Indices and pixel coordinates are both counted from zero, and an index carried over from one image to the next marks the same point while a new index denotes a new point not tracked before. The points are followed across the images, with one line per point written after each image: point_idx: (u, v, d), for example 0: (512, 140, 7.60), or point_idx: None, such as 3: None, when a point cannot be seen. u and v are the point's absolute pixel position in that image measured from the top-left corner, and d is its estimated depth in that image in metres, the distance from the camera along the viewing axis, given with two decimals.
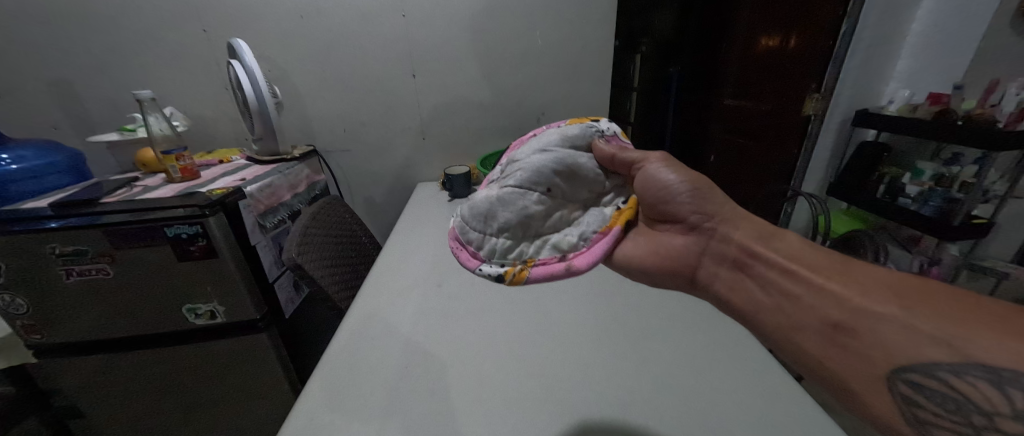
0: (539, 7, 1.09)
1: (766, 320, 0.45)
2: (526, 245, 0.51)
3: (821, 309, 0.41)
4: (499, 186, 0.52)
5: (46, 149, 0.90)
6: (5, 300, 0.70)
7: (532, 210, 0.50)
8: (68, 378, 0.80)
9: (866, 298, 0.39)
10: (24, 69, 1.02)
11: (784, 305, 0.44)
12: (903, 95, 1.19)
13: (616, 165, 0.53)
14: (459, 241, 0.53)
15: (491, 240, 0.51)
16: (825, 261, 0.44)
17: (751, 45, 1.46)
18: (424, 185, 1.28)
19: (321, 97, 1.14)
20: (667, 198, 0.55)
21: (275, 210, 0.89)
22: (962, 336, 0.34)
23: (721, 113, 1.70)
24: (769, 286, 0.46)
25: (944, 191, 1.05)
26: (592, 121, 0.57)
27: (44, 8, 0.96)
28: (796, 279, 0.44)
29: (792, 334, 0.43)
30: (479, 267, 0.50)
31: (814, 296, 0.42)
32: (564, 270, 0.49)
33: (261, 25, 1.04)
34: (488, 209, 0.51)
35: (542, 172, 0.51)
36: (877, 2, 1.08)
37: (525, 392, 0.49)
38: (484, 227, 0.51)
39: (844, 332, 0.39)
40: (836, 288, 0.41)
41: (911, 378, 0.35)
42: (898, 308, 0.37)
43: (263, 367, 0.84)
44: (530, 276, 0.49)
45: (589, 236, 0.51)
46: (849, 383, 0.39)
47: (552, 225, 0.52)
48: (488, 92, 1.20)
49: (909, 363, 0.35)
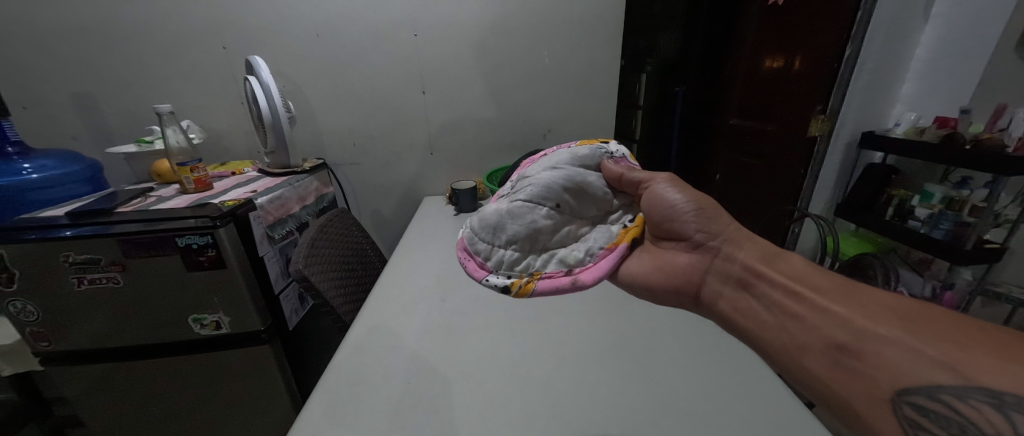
0: (547, 29, 1.12)
1: (770, 341, 0.45)
2: (533, 257, 0.51)
3: (826, 330, 0.40)
4: (509, 200, 0.53)
5: (67, 159, 0.93)
6: (17, 306, 0.71)
7: (541, 224, 0.51)
8: (71, 385, 0.80)
9: (868, 319, 0.39)
10: (49, 81, 1.06)
11: (790, 326, 0.44)
12: (910, 118, 1.19)
13: (625, 184, 0.55)
14: (466, 252, 0.52)
15: (499, 251, 0.51)
16: (828, 283, 0.44)
17: (756, 67, 1.48)
18: (430, 199, 1.29)
19: (333, 112, 1.17)
20: (673, 216, 0.55)
21: (283, 222, 0.90)
22: (963, 359, 0.34)
23: (726, 133, 1.71)
24: (773, 306, 0.46)
25: (954, 215, 1.03)
26: (603, 143, 0.58)
27: (73, 25, 1.01)
28: (801, 300, 0.44)
29: (796, 354, 0.42)
30: (486, 277, 0.50)
31: (818, 317, 0.42)
32: (570, 284, 0.49)
33: (278, 43, 1.07)
34: (497, 222, 0.51)
35: (552, 187, 0.51)
36: (882, 26, 1.09)
37: (529, 412, 0.48)
38: (492, 239, 0.51)
39: (847, 352, 0.38)
40: (839, 309, 0.41)
41: (913, 400, 0.34)
42: (900, 330, 0.37)
43: (265, 380, 0.83)
44: (537, 289, 0.49)
45: (595, 252, 0.52)
46: (856, 406, 0.38)
47: (560, 240, 0.52)
48: (496, 109, 1.22)
49: (912, 385, 0.34)
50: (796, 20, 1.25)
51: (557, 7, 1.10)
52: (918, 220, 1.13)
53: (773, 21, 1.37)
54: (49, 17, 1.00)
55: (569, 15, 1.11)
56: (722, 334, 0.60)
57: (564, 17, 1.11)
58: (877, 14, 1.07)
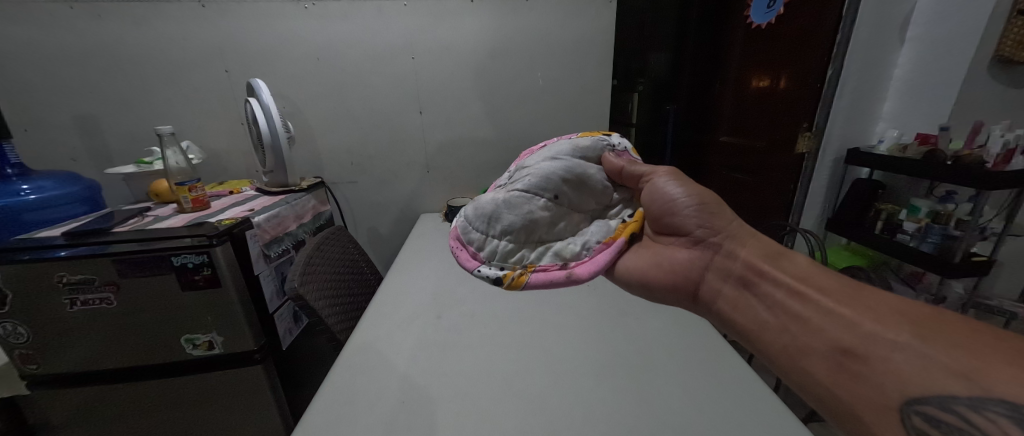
0: (542, 51, 1.16)
1: (772, 343, 0.45)
2: (528, 250, 0.52)
3: (832, 332, 0.41)
4: (507, 190, 0.54)
5: (66, 180, 0.94)
6: (7, 329, 0.70)
7: (537, 215, 0.51)
8: (56, 410, 0.78)
9: (878, 323, 0.39)
10: (52, 105, 1.08)
11: (791, 326, 0.44)
12: (894, 135, 1.22)
13: (624, 178, 0.56)
14: (459, 242, 0.54)
15: (492, 242, 0.52)
16: (834, 284, 0.44)
17: (743, 86, 1.53)
18: (427, 216, 1.30)
19: (332, 132, 1.19)
20: (673, 211, 0.56)
21: (280, 239, 0.91)
22: (981, 370, 0.34)
23: (718, 149, 1.74)
24: (775, 305, 0.46)
25: (942, 228, 1.05)
26: (602, 137, 0.59)
27: (80, 51, 1.04)
28: (804, 300, 0.44)
29: (799, 358, 0.43)
30: (478, 268, 0.51)
31: (823, 319, 0.42)
32: (565, 278, 0.49)
33: (279, 66, 1.11)
34: (493, 211, 0.52)
35: (550, 178, 0.52)
36: (860, 49, 1.14)
37: (524, 427, 0.48)
38: (486, 229, 0.52)
39: (854, 356, 0.39)
40: (846, 312, 0.41)
41: (923, 410, 0.34)
42: (911, 335, 0.37)
43: (258, 402, 0.82)
44: (529, 281, 0.49)
45: (592, 246, 0.53)
46: (859, 411, 0.38)
47: (557, 233, 0.53)
48: (492, 128, 1.24)
49: (924, 394, 0.35)
50: (780, 41, 1.31)
51: (550, 31, 1.14)
52: (906, 234, 1.14)
53: (757, 43, 1.43)
54: (55, 44, 1.03)
55: (561, 38, 1.15)
56: (716, 348, 0.61)
57: (557, 41, 1.15)
58: (855, 36, 1.12)
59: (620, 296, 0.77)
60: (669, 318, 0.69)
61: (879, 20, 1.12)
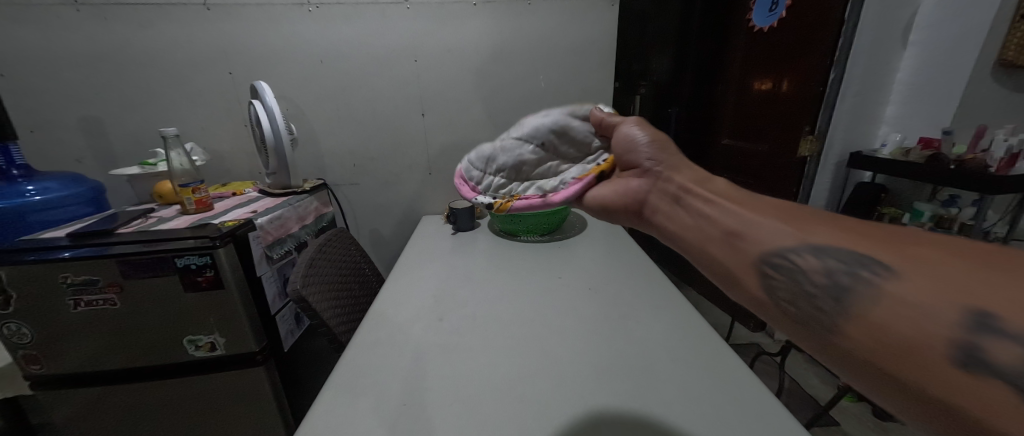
0: (544, 54, 1.16)
1: (687, 240, 0.46)
2: (517, 184, 0.58)
3: (734, 227, 0.41)
4: (503, 137, 0.58)
5: (70, 181, 0.94)
6: (11, 329, 0.71)
7: (525, 157, 0.55)
8: (58, 410, 0.78)
9: (776, 221, 0.39)
10: (57, 107, 1.08)
11: (705, 224, 0.44)
12: (896, 139, 1.22)
13: (604, 128, 0.55)
14: (463, 178, 0.62)
15: (489, 178, 0.58)
16: (748, 199, 0.44)
17: (745, 89, 1.54)
18: (429, 218, 1.30)
19: (335, 134, 1.20)
20: (632, 148, 0.53)
21: (282, 241, 0.91)
22: (857, 248, 0.33)
23: (720, 152, 1.74)
24: (693, 212, 0.46)
25: (945, 233, 1.06)
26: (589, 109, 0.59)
27: (85, 53, 1.05)
28: (716, 206, 0.45)
29: (706, 247, 0.43)
30: (475, 197, 0.59)
31: (728, 218, 0.42)
32: (542, 204, 0.55)
33: (282, 68, 1.11)
34: (490, 154, 0.58)
35: (538, 126, 0.54)
36: (863, 52, 1.15)
37: (526, 430, 0.48)
38: (484, 167, 0.59)
39: (749, 243, 0.39)
40: (748, 213, 0.42)
41: (797, 278, 0.34)
42: (800, 228, 0.37)
43: (260, 403, 0.82)
44: (513, 207, 0.56)
45: (568, 181, 0.56)
46: (746, 282, 0.39)
47: (542, 173, 0.57)
48: (494, 130, 1.25)
49: (800, 266, 0.35)
50: (781, 44, 1.31)
51: (552, 33, 1.14)
52: None
53: (759, 47, 1.43)
54: (61, 46, 1.04)
55: (563, 41, 1.15)
56: (718, 352, 0.60)
57: (559, 43, 1.15)
58: (858, 40, 1.13)
59: (621, 298, 0.77)
60: (672, 321, 0.69)
61: (882, 23, 1.13)
